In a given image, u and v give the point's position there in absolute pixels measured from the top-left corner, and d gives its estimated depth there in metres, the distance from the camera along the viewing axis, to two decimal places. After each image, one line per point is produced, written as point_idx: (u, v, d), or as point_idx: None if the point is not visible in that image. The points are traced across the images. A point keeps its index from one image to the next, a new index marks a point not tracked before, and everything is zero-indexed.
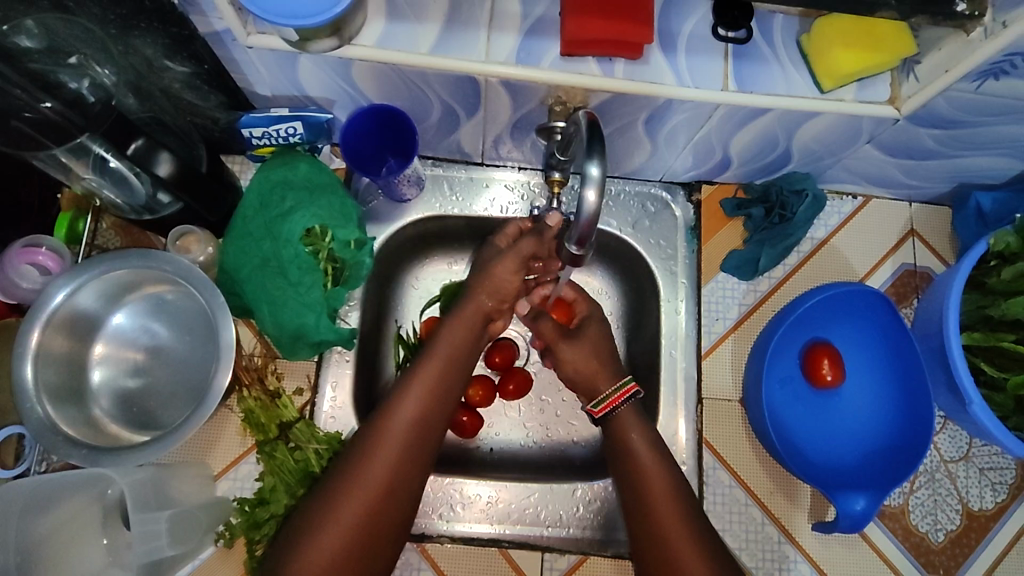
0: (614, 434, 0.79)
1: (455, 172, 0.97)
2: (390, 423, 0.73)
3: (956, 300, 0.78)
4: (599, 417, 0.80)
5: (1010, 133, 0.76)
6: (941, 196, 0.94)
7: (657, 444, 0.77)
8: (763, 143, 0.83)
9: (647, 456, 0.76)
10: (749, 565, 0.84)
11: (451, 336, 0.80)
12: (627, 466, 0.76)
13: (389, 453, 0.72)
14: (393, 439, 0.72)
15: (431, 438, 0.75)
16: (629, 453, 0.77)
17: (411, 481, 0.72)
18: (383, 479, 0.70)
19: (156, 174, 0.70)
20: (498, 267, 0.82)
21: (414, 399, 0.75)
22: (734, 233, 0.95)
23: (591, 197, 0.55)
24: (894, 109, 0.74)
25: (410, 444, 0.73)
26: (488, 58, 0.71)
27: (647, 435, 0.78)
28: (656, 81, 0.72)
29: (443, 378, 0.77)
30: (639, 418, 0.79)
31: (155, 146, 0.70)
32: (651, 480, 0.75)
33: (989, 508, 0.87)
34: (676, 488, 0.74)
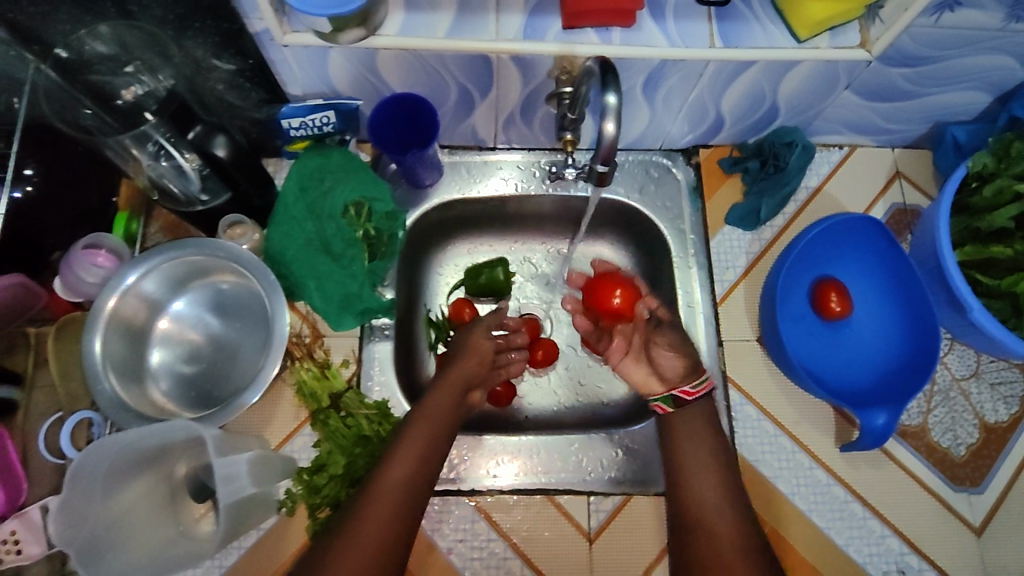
0: (671, 444, 0.82)
1: (471, 157, 1.04)
2: (397, 459, 0.74)
3: (945, 219, 0.84)
4: (667, 415, 0.83)
5: (971, 65, 0.84)
6: (920, 137, 1.02)
7: (719, 452, 0.80)
8: (750, 99, 0.91)
9: (701, 462, 0.79)
10: (784, 492, 0.88)
11: (448, 387, 0.83)
12: (674, 469, 0.80)
13: (398, 485, 0.72)
14: (400, 472, 0.73)
15: (421, 497, 0.73)
16: (677, 458, 0.81)
17: (417, 512, 0.72)
18: (393, 511, 0.70)
19: (214, 153, 0.78)
20: (474, 337, 0.89)
21: (403, 459, 0.74)
22: (734, 189, 1.03)
23: (608, 127, 0.63)
24: (865, 52, 0.82)
25: (416, 478, 0.74)
26: (498, 36, 0.79)
27: (714, 440, 0.81)
28: (649, 44, 0.81)
29: (444, 420, 0.79)
30: (709, 422, 0.83)
31: (212, 131, 0.79)
32: (699, 481, 0.78)
33: (1004, 420, 0.92)
34: (721, 472, 0.79)
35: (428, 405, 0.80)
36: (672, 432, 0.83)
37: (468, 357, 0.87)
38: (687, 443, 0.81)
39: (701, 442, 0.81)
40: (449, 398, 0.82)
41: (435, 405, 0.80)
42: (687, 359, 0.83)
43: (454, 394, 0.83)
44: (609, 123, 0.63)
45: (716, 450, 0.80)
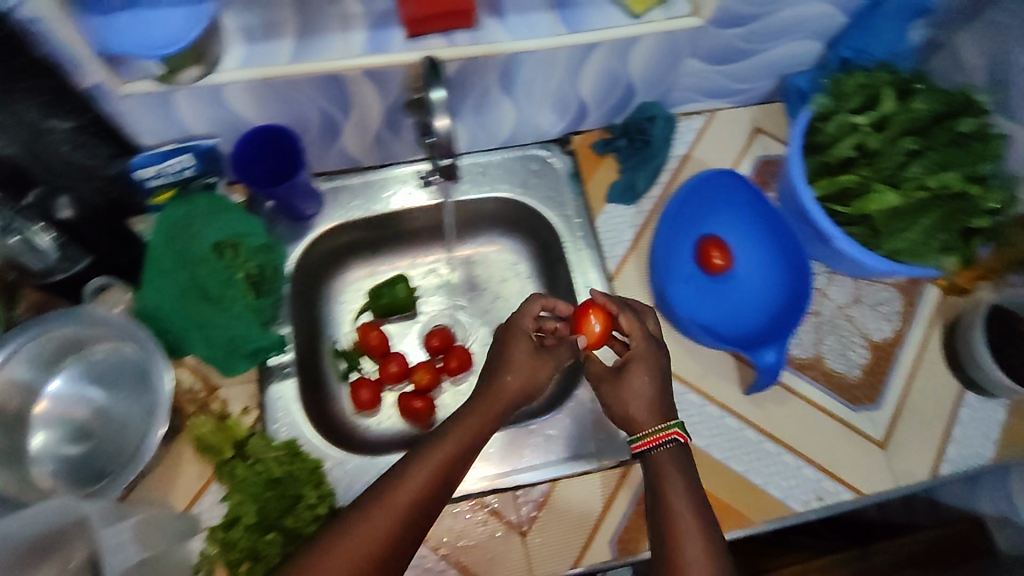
0: (654, 478, 0.72)
1: (351, 180, 1.03)
2: (428, 465, 0.68)
3: (797, 158, 0.88)
4: (636, 454, 0.76)
5: (795, 18, 0.90)
6: (770, 93, 1.08)
7: (705, 514, 0.69)
8: (607, 80, 0.95)
9: (690, 518, 0.68)
10: (700, 445, 0.90)
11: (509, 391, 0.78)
12: (664, 526, 0.69)
13: (423, 491, 0.67)
14: (423, 479, 0.67)
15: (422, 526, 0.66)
16: (665, 509, 0.69)
17: (415, 538, 0.65)
18: (402, 521, 0.65)
19: (61, 215, 0.77)
20: (517, 346, 0.81)
21: (421, 478, 0.67)
22: (610, 168, 1.06)
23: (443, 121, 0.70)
24: (697, 18, 0.86)
25: (440, 489, 0.68)
26: (344, 54, 0.79)
27: (688, 495, 0.70)
28: (491, 41, 0.83)
29: (478, 435, 0.73)
30: (685, 463, 0.74)
31: (53, 193, 0.76)
32: (690, 544, 0.67)
33: (889, 336, 0.98)
34: (697, 504, 0.70)
35: (473, 413, 0.75)
36: (656, 468, 0.73)
37: (496, 374, 0.79)
38: (675, 493, 0.70)
39: (679, 495, 0.70)
40: (475, 415, 0.74)
41: (474, 418, 0.74)
42: (658, 399, 0.78)
43: (493, 409, 0.76)
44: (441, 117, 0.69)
45: (697, 509, 0.69)
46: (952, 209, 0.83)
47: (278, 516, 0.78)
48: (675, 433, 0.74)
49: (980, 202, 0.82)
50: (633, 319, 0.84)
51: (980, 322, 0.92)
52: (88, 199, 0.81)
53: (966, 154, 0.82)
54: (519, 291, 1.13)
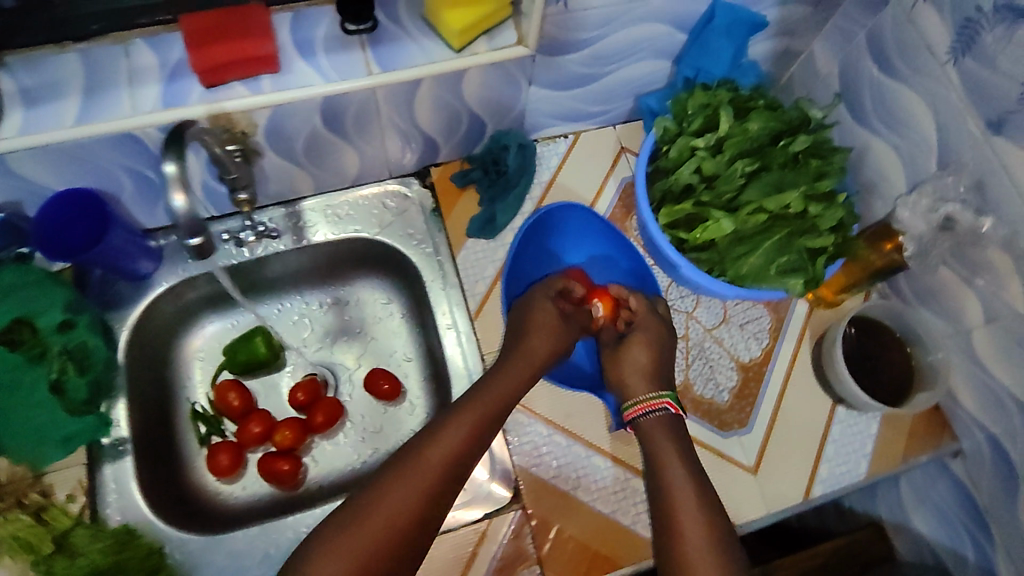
0: (639, 422, 0.86)
1: (190, 235, 0.97)
2: (430, 452, 0.77)
3: (642, 180, 0.88)
4: (629, 420, 0.86)
5: (631, 39, 0.88)
6: (632, 112, 1.06)
7: (693, 467, 0.80)
8: (447, 114, 0.91)
9: (670, 452, 0.82)
10: (566, 489, 0.86)
11: (503, 380, 0.85)
12: (652, 458, 0.82)
13: (426, 476, 0.76)
14: (428, 464, 0.76)
15: (463, 472, 0.78)
16: (654, 446, 0.83)
17: (450, 492, 0.77)
18: (410, 503, 0.74)
19: None
20: (539, 308, 0.92)
21: (448, 439, 0.78)
22: (471, 201, 1.01)
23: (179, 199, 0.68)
24: (524, 48, 0.83)
25: (445, 472, 0.77)
26: (135, 112, 0.74)
27: (671, 434, 0.84)
28: (300, 84, 0.77)
29: (501, 407, 0.83)
30: (668, 410, 0.86)
31: None
32: (671, 472, 0.80)
33: (757, 356, 0.96)
34: (691, 466, 0.81)
35: (473, 399, 0.82)
36: (637, 413, 0.86)
37: (529, 333, 0.90)
38: (657, 437, 0.84)
39: (666, 437, 0.84)
40: (545, 347, 0.90)
41: (498, 386, 0.84)
42: (650, 372, 0.89)
43: (514, 385, 0.85)
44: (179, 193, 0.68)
45: (678, 447, 0.83)
46: (791, 230, 0.80)
47: None
48: (666, 402, 0.86)
49: (818, 221, 0.80)
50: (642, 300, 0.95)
51: (840, 336, 0.91)
52: None
53: (799, 175, 0.80)
54: (393, 336, 1.09)
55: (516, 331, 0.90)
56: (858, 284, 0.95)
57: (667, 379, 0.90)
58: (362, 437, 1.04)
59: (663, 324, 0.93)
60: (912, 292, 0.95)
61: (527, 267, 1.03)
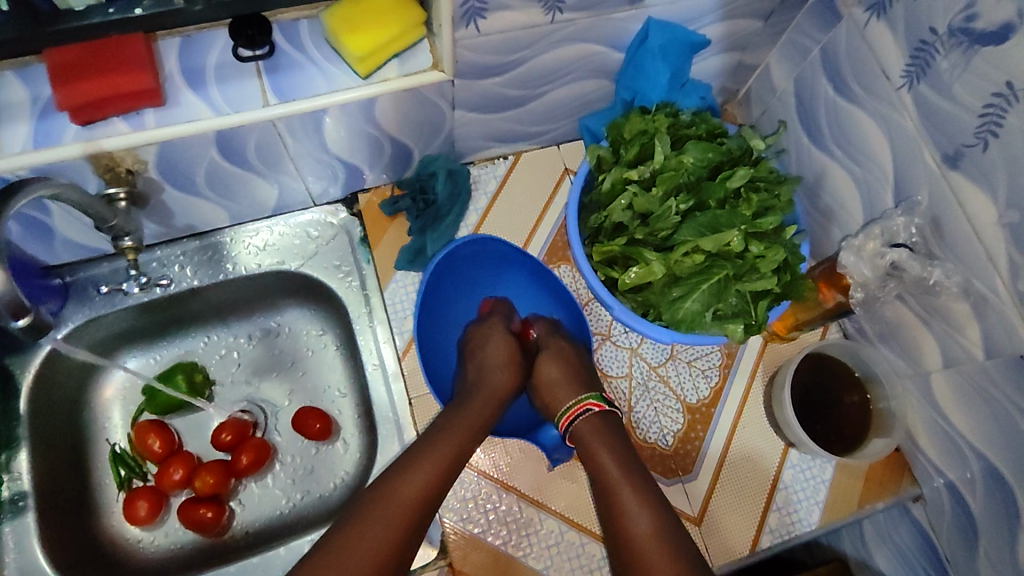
0: (585, 449, 0.79)
1: (99, 269, 0.91)
2: (412, 476, 0.72)
3: (575, 211, 0.81)
4: (565, 432, 0.82)
5: (560, 59, 0.80)
6: (575, 130, 0.99)
7: (631, 466, 0.75)
8: (365, 141, 0.84)
9: (619, 475, 0.75)
10: (496, 544, 0.82)
11: (478, 402, 0.82)
12: (603, 484, 0.75)
13: (410, 498, 0.71)
14: (411, 489, 0.71)
15: (439, 501, 0.74)
16: (600, 471, 0.76)
17: (427, 523, 0.72)
18: (395, 530, 0.69)
19: None
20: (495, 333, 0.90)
21: (426, 467, 0.74)
22: (400, 230, 0.95)
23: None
24: (439, 72, 0.76)
25: (428, 497, 0.72)
26: (1, 153, 0.67)
27: (615, 455, 0.77)
28: (189, 118, 0.71)
29: (476, 428, 0.80)
30: (607, 424, 0.81)
31: None
32: (622, 494, 0.73)
33: (706, 396, 0.90)
34: (627, 462, 0.76)
35: (453, 423, 0.79)
36: (580, 440, 0.80)
37: (490, 353, 0.87)
38: (603, 460, 0.76)
39: (612, 459, 0.76)
40: (506, 376, 0.86)
41: (474, 411, 0.81)
42: (571, 380, 0.86)
43: (488, 406, 0.83)
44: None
45: (626, 467, 0.75)
46: (726, 274, 0.74)
47: None
48: (589, 403, 0.82)
49: (759, 262, 0.74)
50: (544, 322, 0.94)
51: (789, 377, 0.85)
52: None
53: (734, 214, 0.74)
54: (329, 370, 1.02)
55: (477, 361, 0.87)
56: (811, 322, 0.88)
57: (592, 379, 0.87)
58: (292, 479, 0.96)
59: (566, 340, 0.90)
60: (871, 328, 0.88)
61: (447, 309, 0.94)
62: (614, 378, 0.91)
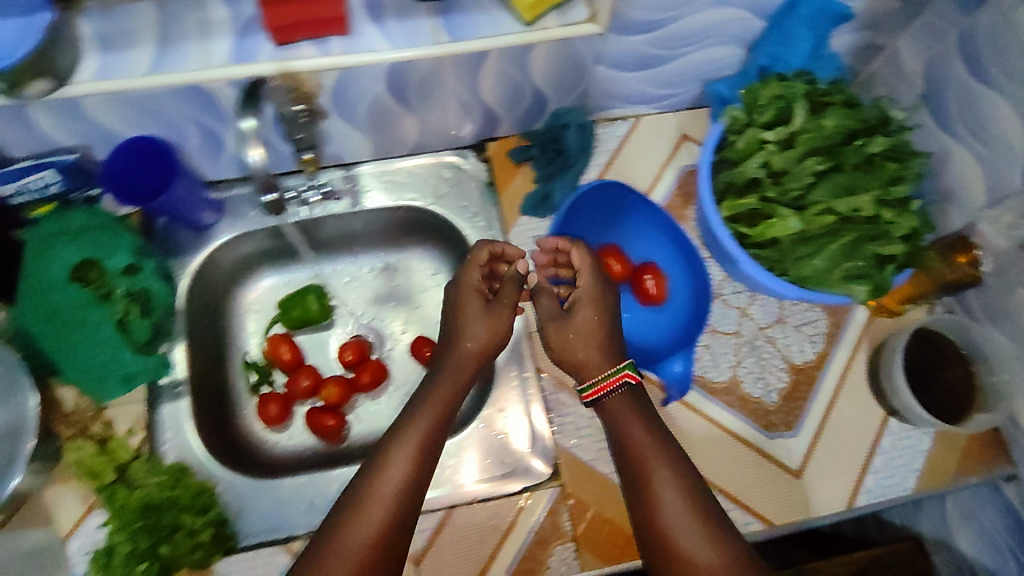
0: (611, 418, 0.80)
1: (252, 188, 0.98)
2: (389, 471, 0.74)
3: (707, 171, 0.85)
4: (590, 401, 0.82)
5: (704, 22, 0.85)
6: (697, 97, 1.03)
7: (663, 447, 0.77)
8: (510, 87, 0.90)
9: (647, 446, 0.77)
10: (606, 472, 0.87)
11: (448, 383, 0.82)
12: (633, 458, 0.77)
13: (389, 494, 0.73)
14: (389, 485, 0.73)
15: (424, 481, 0.76)
16: (632, 451, 0.77)
17: (413, 506, 0.74)
18: (378, 529, 0.71)
19: None
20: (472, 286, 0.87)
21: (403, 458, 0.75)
22: (526, 178, 1.01)
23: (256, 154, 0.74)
24: (594, 25, 0.81)
25: (411, 484, 0.74)
26: (207, 63, 0.74)
27: (644, 423, 0.79)
28: (369, 49, 0.77)
29: (448, 407, 0.81)
30: (632, 398, 0.81)
31: None
32: (652, 465, 0.76)
33: (812, 359, 0.94)
34: (661, 441, 0.78)
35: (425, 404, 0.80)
36: (605, 409, 0.81)
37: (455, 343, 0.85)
38: (631, 433, 0.78)
39: (642, 433, 0.78)
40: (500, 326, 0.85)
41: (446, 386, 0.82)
42: (601, 352, 0.83)
43: (459, 383, 0.83)
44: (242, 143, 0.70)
45: (658, 439, 0.78)
46: (859, 235, 0.78)
47: (148, 548, 0.77)
48: (626, 373, 0.81)
49: (890, 228, 0.78)
50: (584, 255, 0.85)
51: (901, 346, 0.89)
52: None
53: (872, 177, 0.78)
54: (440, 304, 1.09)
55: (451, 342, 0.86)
56: (926, 295, 0.91)
57: (621, 347, 0.84)
58: (405, 400, 1.04)
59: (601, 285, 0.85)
60: (981, 309, 0.90)
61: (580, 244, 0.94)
62: (723, 334, 0.95)
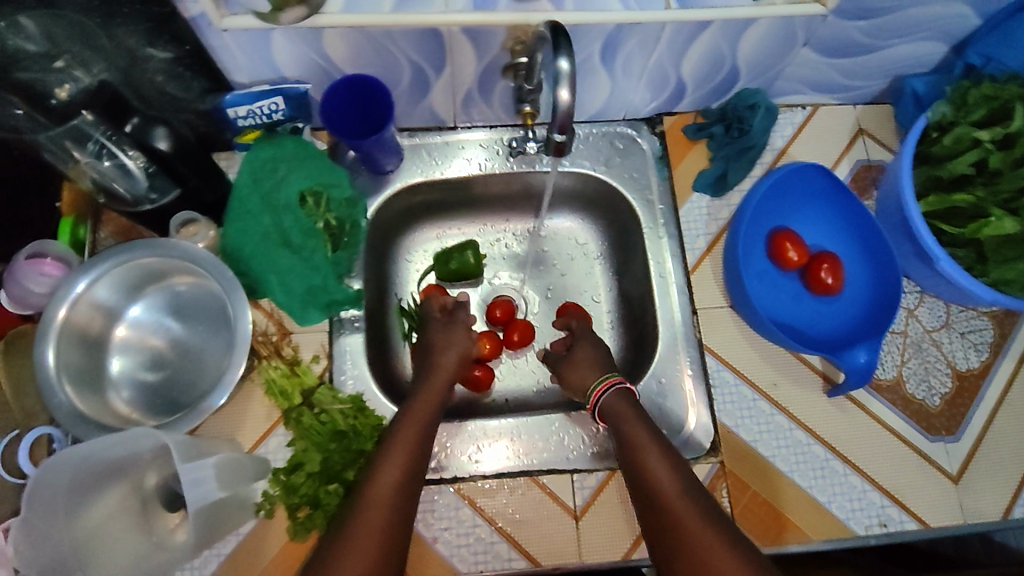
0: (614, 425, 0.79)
1: (431, 139, 1.01)
2: (387, 466, 0.73)
3: (909, 168, 0.86)
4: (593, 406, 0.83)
5: (926, 15, 0.83)
6: (880, 93, 1.02)
7: (662, 438, 0.75)
8: (711, 62, 0.90)
9: (643, 435, 0.76)
10: (765, 454, 0.89)
11: (426, 396, 0.83)
12: (633, 461, 0.74)
13: (391, 488, 0.71)
14: (388, 479, 0.72)
15: (419, 485, 0.74)
16: (632, 442, 0.75)
17: (411, 504, 0.72)
18: (384, 522, 0.68)
19: (155, 146, 0.75)
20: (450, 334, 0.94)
21: (392, 463, 0.73)
22: (700, 156, 1.01)
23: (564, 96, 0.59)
24: (820, 6, 0.81)
25: (409, 480, 0.73)
26: (447, 8, 0.77)
27: (644, 426, 0.77)
28: (600, 9, 0.78)
29: (433, 416, 0.81)
30: (630, 403, 0.81)
31: (150, 122, 0.76)
32: (652, 464, 0.73)
33: (976, 367, 0.94)
34: (655, 432, 0.76)
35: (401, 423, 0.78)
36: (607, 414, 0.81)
37: (441, 359, 0.89)
38: (635, 434, 0.76)
39: (642, 435, 0.76)
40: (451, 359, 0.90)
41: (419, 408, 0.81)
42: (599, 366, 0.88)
43: (440, 390, 0.85)
44: (564, 90, 0.59)
45: (657, 441, 0.75)
46: None
47: (340, 469, 0.81)
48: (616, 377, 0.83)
49: None
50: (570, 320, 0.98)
51: None
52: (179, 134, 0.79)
53: None
54: (589, 274, 1.10)
55: (425, 367, 0.89)
56: None
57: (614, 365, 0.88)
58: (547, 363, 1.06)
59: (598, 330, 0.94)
60: None
61: (759, 222, 0.94)
62: (890, 333, 0.95)
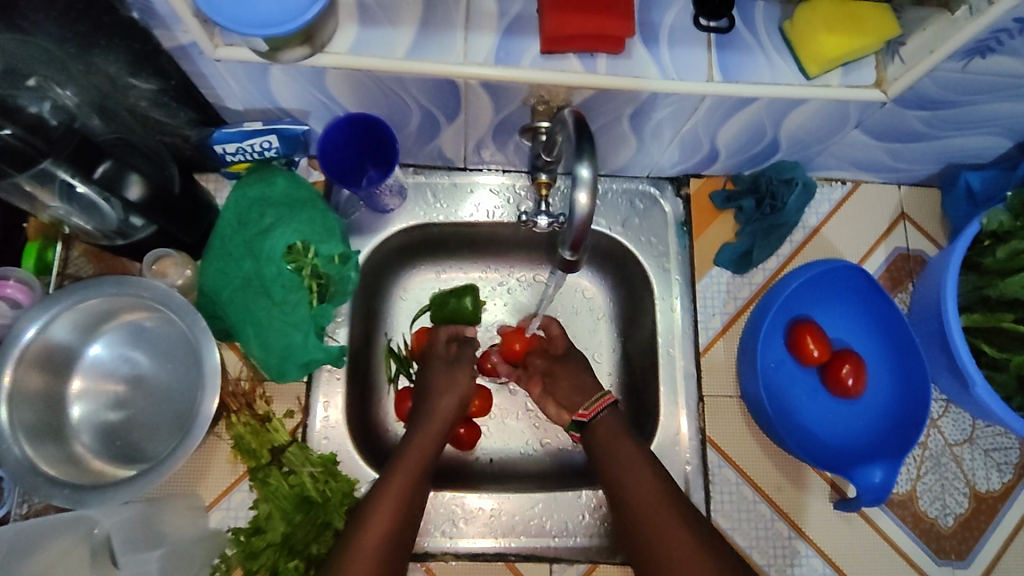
0: (597, 443, 0.78)
1: (438, 178, 0.94)
2: (373, 522, 0.69)
3: (955, 279, 0.78)
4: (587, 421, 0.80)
5: (995, 111, 0.75)
6: (930, 177, 0.93)
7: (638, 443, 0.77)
8: (750, 134, 0.82)
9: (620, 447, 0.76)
10: (760, 563, 0.83)
11: (421, 441, 0.78)
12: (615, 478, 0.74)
13: (375, 545, 0.68)
14: (373, 535, 0.68)
15: (405, 546, 0.70)
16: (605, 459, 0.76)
17: (396, 566, 0.69)
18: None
19: (127, 197, 0.70)
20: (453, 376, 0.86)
21: (379, 522, 0.69)
22: (725, 226, 0.94)
23: (581, 199, 0.59)
24: (880, 92, 0.72)
25: (396, 536, 0.70)
26: (466, 59, 0.68)
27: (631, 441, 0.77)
28: (638, 75, 0.70)
29: (427, 464, 0.77)
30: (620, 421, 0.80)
31: (124, 168, 0.70)
32: (635, 482, 0.73)
33: (996, 489, 0.87)
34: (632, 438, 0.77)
35: (393, 473, 0.74)
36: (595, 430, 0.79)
37: (440, 397, 0.83)
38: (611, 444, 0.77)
39: (629, 451, 0.75)
40: (453, 402, 0.83)
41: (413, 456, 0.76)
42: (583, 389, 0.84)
43: (437, 435, 0.80)
44: (582, 193, 0.59)
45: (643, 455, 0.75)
46: None
47: (304, 545, 0.75)
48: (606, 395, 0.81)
49: None
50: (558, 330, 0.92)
51: None
52: (158, 179, 0.73)
53: None
54: (593, 331, 0.99)
55: (423, 410, 0.83)
56: None
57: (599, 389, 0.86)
58: (535, 423, 0.94)
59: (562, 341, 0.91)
60: None
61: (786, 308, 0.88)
62: None
